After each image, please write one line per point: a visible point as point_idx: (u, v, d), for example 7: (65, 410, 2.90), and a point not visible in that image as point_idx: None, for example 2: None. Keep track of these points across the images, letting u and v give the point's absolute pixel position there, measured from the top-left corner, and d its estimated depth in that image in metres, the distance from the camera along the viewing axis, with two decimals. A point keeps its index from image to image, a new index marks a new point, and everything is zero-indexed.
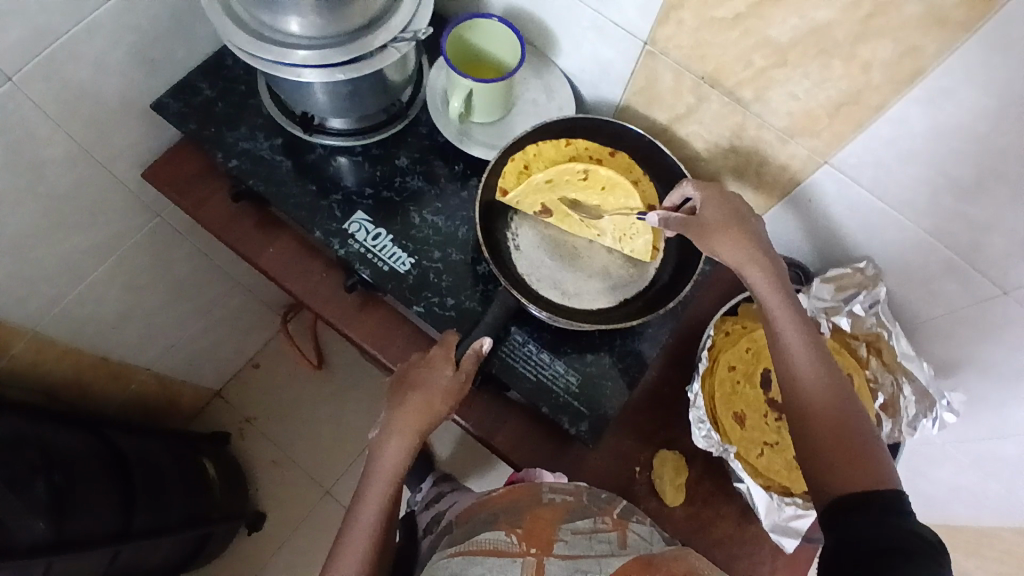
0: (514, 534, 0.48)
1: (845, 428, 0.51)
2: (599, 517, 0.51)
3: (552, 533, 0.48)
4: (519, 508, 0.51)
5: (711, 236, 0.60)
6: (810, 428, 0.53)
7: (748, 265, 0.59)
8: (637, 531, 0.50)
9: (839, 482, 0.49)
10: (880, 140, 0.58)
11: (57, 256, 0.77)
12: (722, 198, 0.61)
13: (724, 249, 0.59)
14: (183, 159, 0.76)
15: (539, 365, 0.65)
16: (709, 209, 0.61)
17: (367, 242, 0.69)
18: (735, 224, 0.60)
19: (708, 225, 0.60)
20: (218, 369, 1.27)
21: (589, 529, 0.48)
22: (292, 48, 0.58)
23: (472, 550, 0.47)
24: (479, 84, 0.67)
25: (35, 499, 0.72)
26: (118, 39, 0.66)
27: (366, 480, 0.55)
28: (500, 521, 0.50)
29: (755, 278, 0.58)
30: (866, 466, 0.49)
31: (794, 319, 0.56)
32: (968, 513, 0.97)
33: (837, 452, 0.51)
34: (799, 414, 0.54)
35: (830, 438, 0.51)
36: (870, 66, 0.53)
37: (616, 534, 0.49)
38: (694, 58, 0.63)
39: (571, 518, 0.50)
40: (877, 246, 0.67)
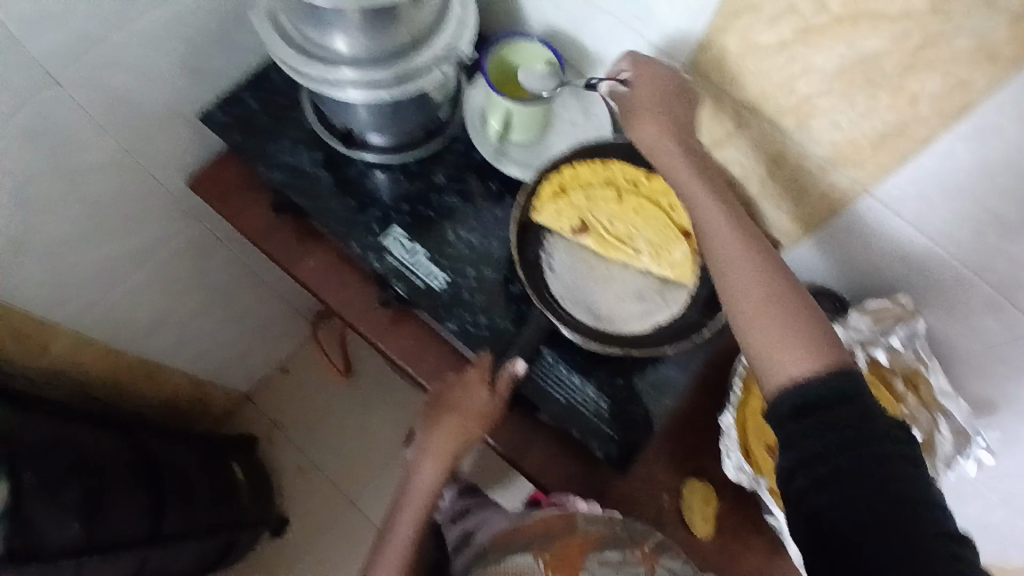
0: (542, 560, 0.53)
1: (788, 314, 0.50)
2: (629, 549, 0.54)
3: (579, 562, 0.53)
4: (552, 536, 0.55)
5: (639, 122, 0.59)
6: (751, 324, 0.51)
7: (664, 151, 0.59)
8: (667, 567, 0.53)
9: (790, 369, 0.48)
10: (924, 174, 0.56)
11: (99, 259, 0.80)
12: (660, 84, 0.59)
13: (644, 131, 0.59)
14: (225, 169, 0.78)
15: (570, 388, 0.66)
16: (642, 91, 0.59)
17: (403, 258, 0.70)
18: (669, 112, 0.59)
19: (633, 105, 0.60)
20: (248, 372, 1.30)
21: (617, 563, 0.52)
22: (337, 65, 0.60)
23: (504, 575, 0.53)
24: (518, 105, 0.67)
25: (66, 502, 0.74)
26: (168, 50, 0.68)
27: (403, 497, 0.59)
28: (532, 546, 0.55)
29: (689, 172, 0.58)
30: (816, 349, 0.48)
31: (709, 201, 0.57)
32: (1001, 556, 0.94)
33: (783, 338, 0.49)
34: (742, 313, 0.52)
35: (775, 326, 0.50)
36: (917, 98, 0.53)
37: (643, 571, 0.52)
38: (738, 83, 0.63)
39: (602, 550, 0.54)
40: (917, 281, 0.66)
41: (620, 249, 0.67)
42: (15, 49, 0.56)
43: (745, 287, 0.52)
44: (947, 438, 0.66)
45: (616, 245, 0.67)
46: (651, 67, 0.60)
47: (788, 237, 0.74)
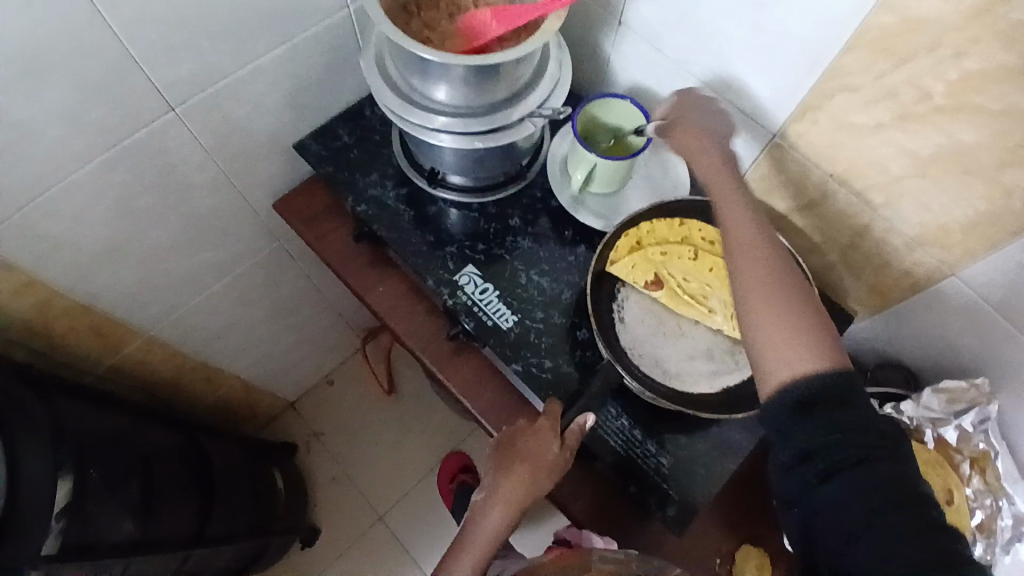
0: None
1: (785, 302, 0.52)
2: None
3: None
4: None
5: (676, 134, 0.64)
6: (750, 305, 0.53)
7: (699, 155, 0.62)
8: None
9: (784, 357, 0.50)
10: (1016, 264, 0.55)
11: (184, 269, 0.84)
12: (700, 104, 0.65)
13: (680, 141, 0.64)
14: (313, 196, 0.82)
15: (630, 441, 0.66)
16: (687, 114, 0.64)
17: (474, 296, 0.71)
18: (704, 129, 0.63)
19: (675, 120, 0.65)
20: (297, 383, 1.33)
21: None
22: (435, 113, 0.63)
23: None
24: (603, 159, 0.68)
25: (127, 496, 0.77)
26: (276, 84, 0.73)
27: (465, 539, 0.59)
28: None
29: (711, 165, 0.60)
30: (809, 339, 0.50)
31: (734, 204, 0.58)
32: None
33: (778, 323, 0.51)
34: (741, 298, 0.54)
35: (770, 310, 0.52)
36: (1012, 192, 0.52)
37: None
38: (827, 156, 0.63)
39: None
40: (1000, 368, 0.64)
41: (693, 306, 0.67)
42: (141, 77, 0.61)
43: (748, 273, 0.54)
44: (1009, 524, 0.65)
45: (688, 301, 0.67)
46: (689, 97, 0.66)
47: (862, 307, 0.73)
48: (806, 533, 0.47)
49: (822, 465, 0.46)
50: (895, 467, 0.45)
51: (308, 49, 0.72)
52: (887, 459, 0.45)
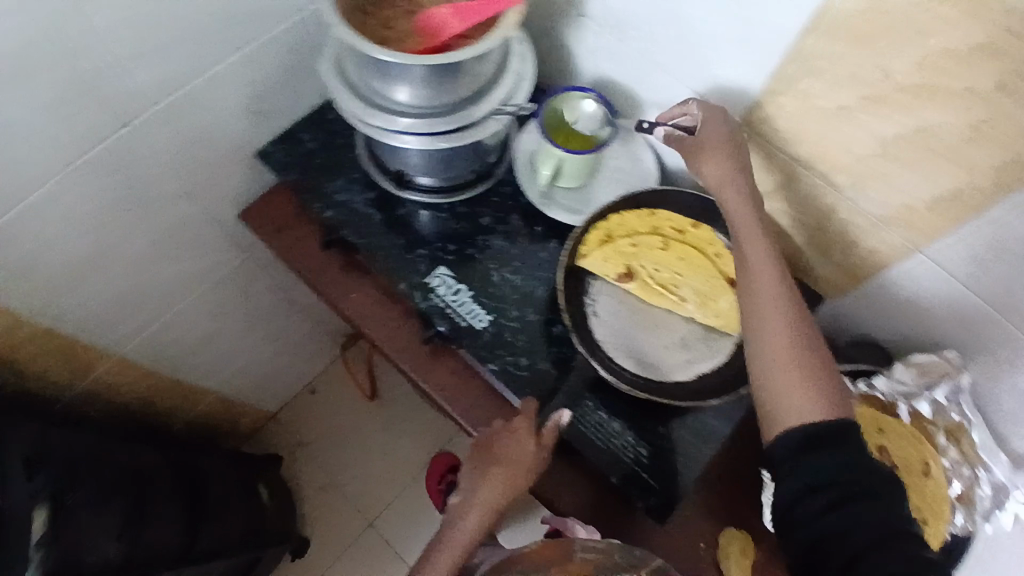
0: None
1: (803, 359, 0.54)
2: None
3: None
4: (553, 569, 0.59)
5: (702, 156, 0.62)
6: (770, 350, 0.55)
7: (727, 188, 0.61)
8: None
9: (798, 412, 0.52)
10: (981, 239, 0.56)
11: (152, 284, 0.82)
12: (723, 118, 0.62)
13: (709, 169, 0.62)
14: (278, 204, 0.80)
15: (609, 433, 0.66)
16: (709, 128, 0.62)
17: (447, 297, 0.71)
18: (728, 147, 0.61)
19: (704, 140, 0.62)
20: (278, 393, 1.31)
21: None
22: (396, 114, 0.62)
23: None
24: (569, 154, 0.68)
25: (109, 518, 0.76)
26: (236, 92, 0.71)
27: (439, 542, 0.57)
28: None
29: (731, 199, 0.61)
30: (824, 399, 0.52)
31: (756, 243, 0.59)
32: None
33: (795, 370, 0.54)
34: (759, 350, 0.56)
35: (789, 357, 0.54)
36: (975, 168, 0.53)
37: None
38: (791, 141, 0.63)
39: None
40: (970, 340, 0.66)
41: (664, 296, 0.68)
42: (95, 91, 0.59)
43: (770, 317, 0.56)
44: (988, 494, 0.67)
45: (660, 292, 0.68)
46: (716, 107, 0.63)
47: (833, 288, 0.74)
48: (809, 563, 0.49)
49: (829, 497, 0.48)
50: (886, 504, 0.48)
51: (267, 55, 0.71)
52: (886, 496, 0.48)
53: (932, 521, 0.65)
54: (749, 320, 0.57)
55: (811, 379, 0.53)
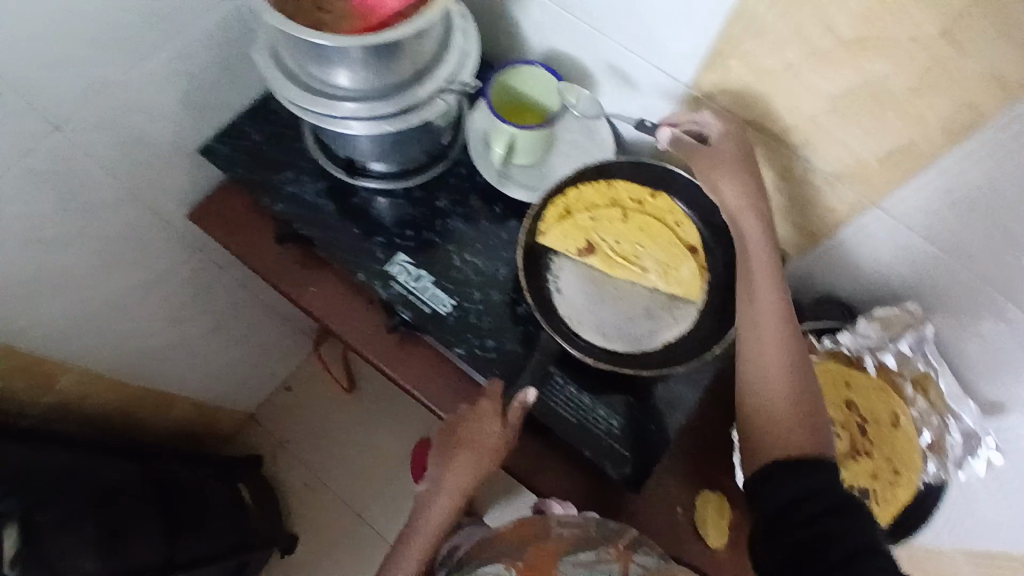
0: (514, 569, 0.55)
1: (798, 399, 0.55)
2: (603, 548, 0.56)
3: (553, 565, 0.55)
4: (525, 543, 0.58)
5: (716, 169, 0.61)
6: (768, 386, 0.56)
7: (743, 214, 0.60)
8: (640, 562, 0.55)
9: (785, 448, 0.53)
10: (933, 190, 0.57)
11: (105, 293, 0.79)
12: (738, 134, 0.62)
13: (726, 187, 0.60)
14: (227, 201, 0.78)
15: (580, 407, 0.66)
16: (724, 144, 0.61)
17: (409, 284, 0.70)
18: (741, 164, 0.60)
19: (721, 156, 0.61)
20: (252, 393, 1.29)
21: (590, 563, 0.54)
22: (339, 100, 0.60)
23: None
24: (520, 131, 0.67)
25: (84, 534, 0.74)
26: (170, 88, 0.68)
27: (412, 526, 0.59)
28: (504, 556, 0.57)
29: (751, 227, 0.60)
30: (809, 435, 0.54)
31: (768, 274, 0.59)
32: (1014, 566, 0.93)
33: (790, 410, 0.55)
34: (758, 377, 0.57)
35: (786, 396, 0.55)
36: (925, 118, 0.52)
37: (616, 567, 0.54)
38: (741, 104, 0.63)
39: (574, 551, 0.56)
40: (927, 290, 0.67)
41: (627, 268, 0.67)
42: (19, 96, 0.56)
43: (773, 354, 0.56)
44: (958, 441, 0.69)
45: (622, 264, 0.67)
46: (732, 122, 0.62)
47: (793, 248, 0.74)
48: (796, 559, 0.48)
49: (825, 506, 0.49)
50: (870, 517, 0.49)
51: (200, 47, 0.68)
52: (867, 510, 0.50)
53: (903, 472, 0.68)
54: (748, 353, 0.58)
55: (805, 420, 0.54)
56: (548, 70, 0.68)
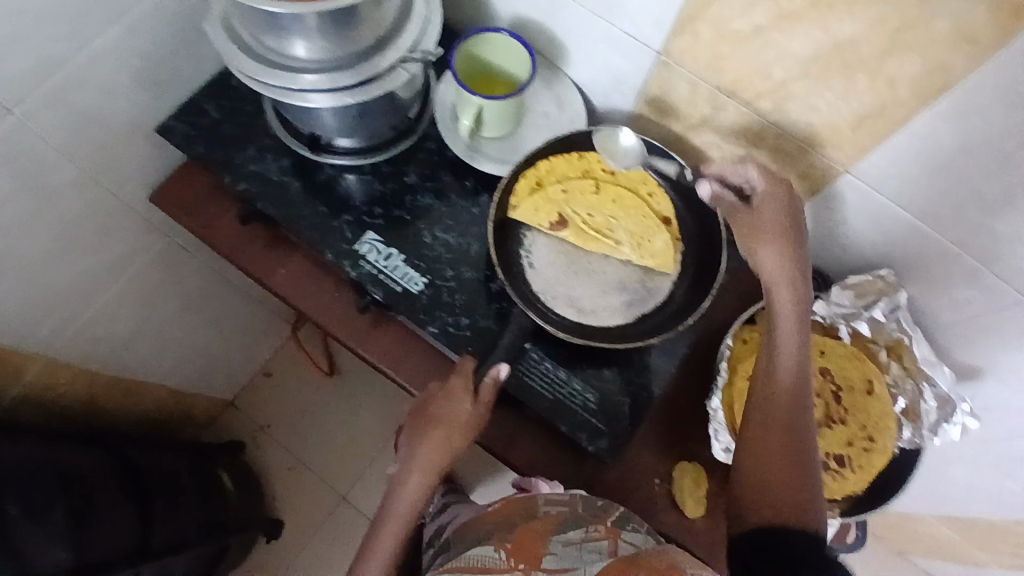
0: (503, 549, 0.52)
1: (781, 471, 0.54)
2: (590, 526, 0.55)
3: (543, 545, 0.52)
4: (513, 523, 0.56)
5: (755, 237, 0.58)
6: (755, 453, 0.55)
7: (779, 288, 0.57)
8: (628, 539, 0.54)
9: (751, 517, 0.53)
10: (904, 154, 0.56)
11: (67, 280, 0.76)
12: (787, 203, 0.58)
13: (765, 258, 0.58)
14: (189, 181, 0.75)
15: (556, 383, 0.66)
16: (767, 208, 0.58)
17: (379, 263, 0.68)
18: (786, 233, 0.58)
19: (758, 224, 0.58)
20: (229, 379, 1.27)
21: (580, 540, 0.52)
22: (298, 72, 0.57)
23: (462, 565, 0.52)
24: (488, 102, 0.65)
25: (54, 523, 0.72)
26: (122, 64, 0.65)
27: (385, 512, 0.56)
28: (493, 537, 0.55)
29: (783, 300, 0.57)
30: (792, 505, 0.52)
31: (792, 341, 0.56)
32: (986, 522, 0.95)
33: (771, 482, 0.54)
34: (755, 441, 0.56)
35: (771, 464, 0.54)
36: (896, 81, 0.51)
37: (606, 543, 0.52)
38: (711, 70, 0.61)
39: (563, 529, 0.54)
40: (898, 256, 0.66)
41: (600, 240, 0.67)
42: None
43: (768, 423, 0.56)
44: (933, 407, 0.69)
45: (596, 237, 0.67)
46: (783, 183, 0.59)
47: None
48: None
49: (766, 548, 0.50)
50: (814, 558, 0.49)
51: (150, 20, 0.65)
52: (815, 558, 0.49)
53: (878, 438, 0.68)
54: (749, 418, 0.57)
55: (786, 493, 0.53)
56: (528, 50, 0.66)
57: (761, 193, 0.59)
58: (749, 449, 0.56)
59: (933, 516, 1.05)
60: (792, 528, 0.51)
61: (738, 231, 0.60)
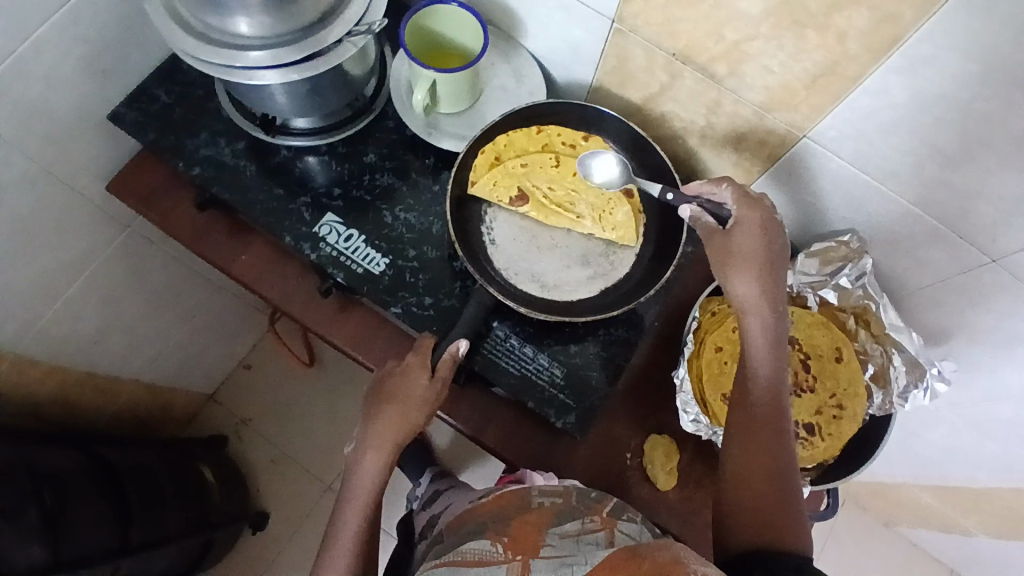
0: (499, 543, 0.45)
1: (763, 488, 0.52)
2: (587, 517, 0.48)
3: (540, 537, 0.45)
4: (506, 516, 0.49)
5: (729, 264, 0.56)
6: (736, 473, 0.53)
7: (751, 312, 0.56)
8: (626, 530, 0.47)
9: (737, 536, 0.51)
10: (861, 113, 0.55)
11: (29, 277, 0.75)
12: (762, 230, 0.56)
13: (738, 282, 0.56)
14: (144, 170, 0.73)
15: (523, 360, 0.65)
16: (741, 237, 0.56)
17: (339, 245, 0.67)
18: (762, 259, 0.56)
19: (733, 248, 0.56)
20: (209, 374, 1.26)
21: (577, 532, 0.46)
22: (243, 49, 0.56)
23: (457, 560, 0.45)
24: (442, 74, 0.64)
25: (26, 525, 0.71)
26: (65, 51, 0.63)
27: (345, 497, 0.55)
28: (486, 530, 0.47)
29: (753, 328, 0.55)
30: (778, 521, 0.50)
31: (767, 359, 0.55)
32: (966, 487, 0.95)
33: (753, 500, 0.52)
34: (735, 461, 0.54)
35: (752, 483, 0.52)
36: (845, 35, 0.50)
37: (604, 534, 0.46)
38: (664, 34, 0.60)
39: (559, 522, 0.47)
40: (861, 218, 0.65)
41: (561, 215, 0.67)
42: None
43: (745, 442, 0.54)
44: (901, 370, 0.68)
45: (556, 211, 0.67)
46: (759, 205, 0.56)
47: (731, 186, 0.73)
48: None
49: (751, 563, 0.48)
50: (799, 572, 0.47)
51: (90, 4, 0.63)
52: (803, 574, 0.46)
53: (848, 406, 0.68)
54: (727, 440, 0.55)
55: (772, 507, 0.51)
56: (480, 23, 0.65)
57: (737, 218, 0.56)
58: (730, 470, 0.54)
59: (915, 482, 1.04)
60: (775, 545, 0.49)
61: (714, 256, 0.58)
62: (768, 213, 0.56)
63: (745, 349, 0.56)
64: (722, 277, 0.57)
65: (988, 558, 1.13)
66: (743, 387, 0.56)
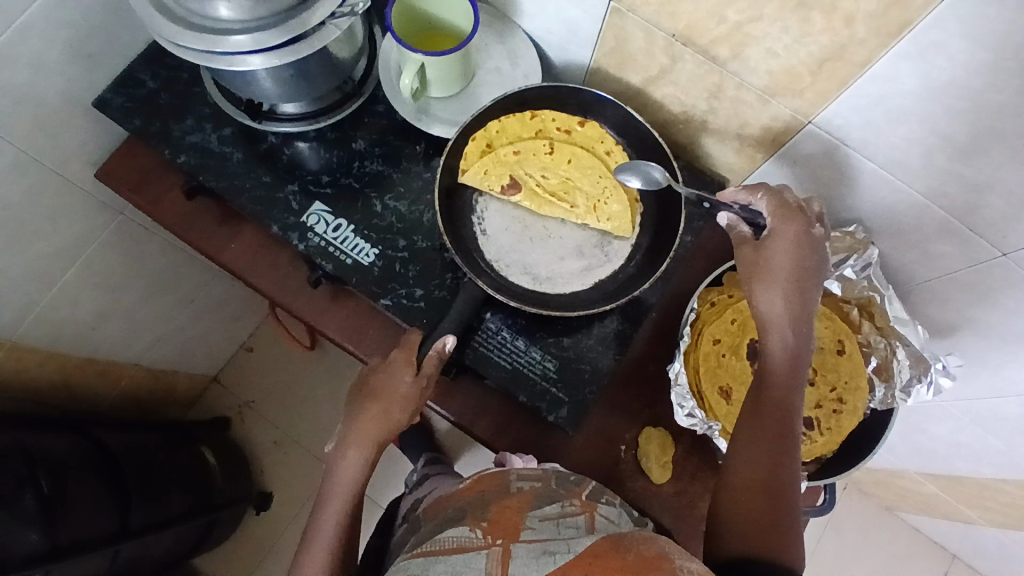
0: (479, 528, 0.44)
1: (762, 497, 0.50)
2: (566, 500, 0.47)
3: (519, 520, 0.44)
4: (485, 502, 0.47)
5: (756, 273, 0.54)
6: (737, 479, 0.52)
7: (775, 324, 0.54)
8: (605, 514, 0.47)
9: (724, 539, 0.50)
10: (867, 99, 0.52)
11: (22, 264, 0.74)
12: (795, 245, 0.53)
13: (761, 292, 0.54)
14: (132, 157, 0.72)
15: (514, 352, 0.64)
16: (771, 248, 0.54)
17: (327, 235, 0.66)
18: (791, 272, 0.53)
19: (763, 257, 0.54)
20: (211, 356, 1.27)
21: (557, 515, 0.45)
22: (223, 33, 0.53)
23: (435, 549, 0.43)
24: (430, 57, 0.62)
25: (24, 511, 0.71)
26: (45, 37, 0.61)
27: (323, 494, 0.55)
28: (466, 516, 0.46)
29: (773, 341, 0.54)
30: (773, 531, 0.49)
31: (785, 373, 0.53)
32: (971, 481, 0.94)
33: (750, 508, 0.50)
34: (737, 467, 0.52)
35: (752, 491, 0.51)
36: (853, 19, 0.47)
37: (584, 518, 0.46)
38: (663, 15, 0.57)
39: (539, 505, 0.46)
40: (867, 207, 0.62)
41: (556, 204, 0.65)
42: None
43: (751, 449, 0.52)
44: (905, 364, 0.65)
45: (550, 200, 0.65)
46: (796, 218, 0.54)
47: (733, 173, 0.71)
48: None
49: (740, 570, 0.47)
50: None
51: None
52: None
53: (848, 400, 0.66)
54: (732, 445, 0.54)
55: (772, 516, 0.50)
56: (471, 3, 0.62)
57: (771, 229, 0.54)
58: (731, 475, 0.53)
59: (919, 471, 1.03)
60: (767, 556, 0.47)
61: (741, 265, 0.56)
62: (806, 228, 0.54)
63: (764, 359, 0.54)
64: (746, 286, 0.55)
65: (990, 547, 1.11)
66: (756, 396, 0.54)
